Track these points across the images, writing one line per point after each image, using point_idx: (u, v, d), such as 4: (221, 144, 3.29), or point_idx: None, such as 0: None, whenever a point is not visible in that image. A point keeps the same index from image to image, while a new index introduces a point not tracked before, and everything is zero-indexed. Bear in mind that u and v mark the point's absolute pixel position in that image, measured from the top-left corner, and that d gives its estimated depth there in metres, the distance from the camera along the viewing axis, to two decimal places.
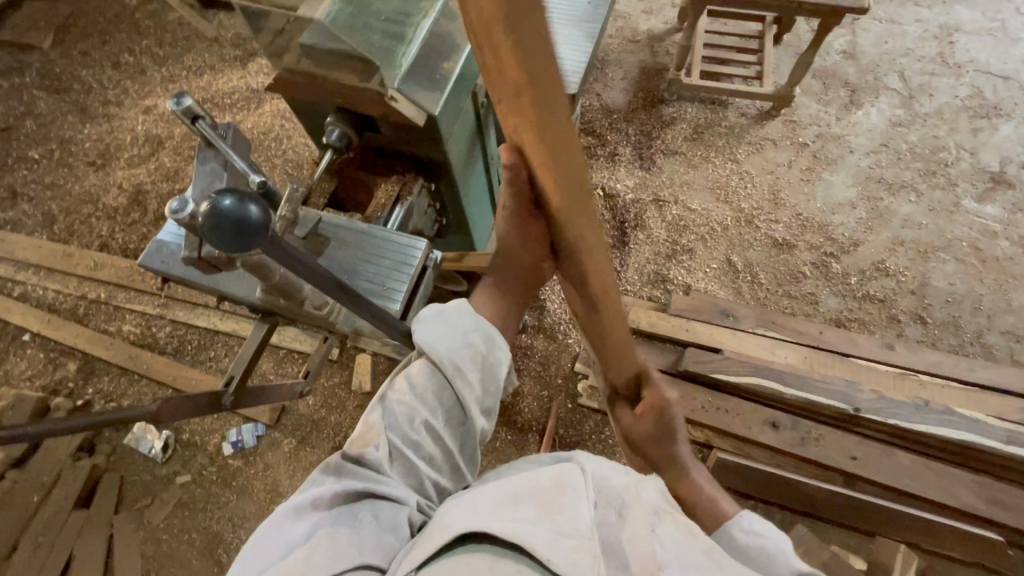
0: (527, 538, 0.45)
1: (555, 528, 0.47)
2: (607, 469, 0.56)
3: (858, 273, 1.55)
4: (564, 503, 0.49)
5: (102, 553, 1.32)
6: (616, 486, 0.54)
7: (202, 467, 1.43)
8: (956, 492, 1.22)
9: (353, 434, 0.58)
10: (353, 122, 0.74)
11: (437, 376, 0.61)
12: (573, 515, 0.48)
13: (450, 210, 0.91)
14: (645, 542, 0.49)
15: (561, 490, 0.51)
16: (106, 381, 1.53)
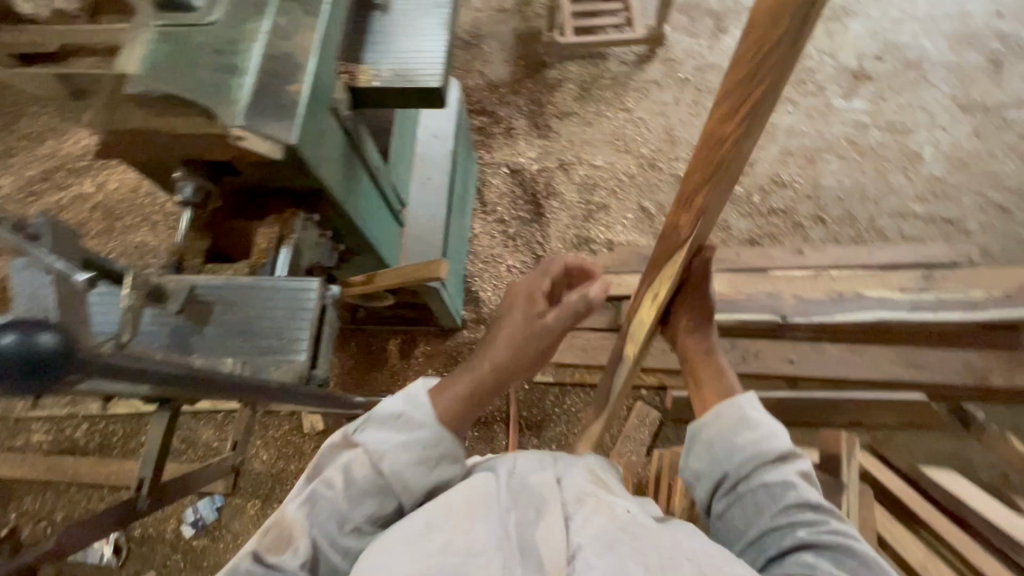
0: (434, 572, 0.49)
1: (463, 549, 0.51)
2: (530, 469, 0.61)
3: (759, 191, 1.63)
4: (468, 524, 0.54)
5: None
6: (536, 484, 0.58)
7: (166, 558, 1.34)
8: (882, 367, 1.32)
9: (271, 530, 0.58)
10: (207, 173, 0.70)
11: (376, 479, 0.61)
12: (480, 534, 0.53)
13: (345, 233, 0.88)
14: (557, 540, 0.53)
15: (472, 510, 0.55)
16: (30, 501, 1.39)
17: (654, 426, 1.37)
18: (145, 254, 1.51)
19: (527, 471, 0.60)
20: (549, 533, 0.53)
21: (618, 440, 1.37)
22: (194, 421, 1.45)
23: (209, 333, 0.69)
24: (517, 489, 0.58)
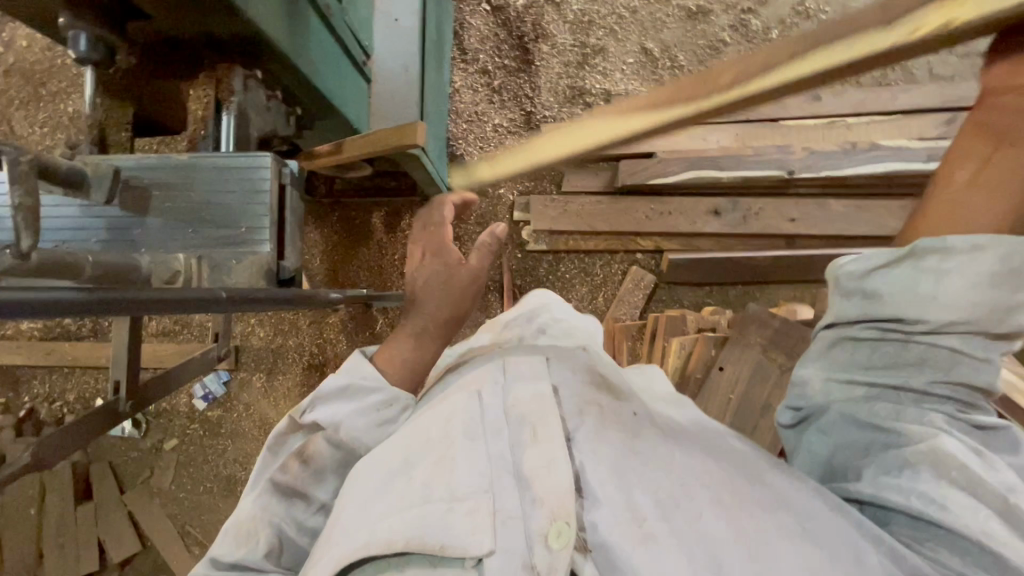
0: (417, 532, 0.48)
1: (445, 496, 0.50)
2: (517, 388, 0.59)
3: (779, 24, 1.42)
4: (446, 462, 0.53)
5: (131, 527, 1.37)
6: (522, 415, 0.56)
7: (185, 427, 1.41)
8: (885, 221, 1.29)
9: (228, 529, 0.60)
10: (101, 21, 0.56)
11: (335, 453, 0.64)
12: (460, 476, 0.51)
13: (301, 95, 0.76)
14: (554, 475, 0.50)
15: (452, 444, 0.54)
16: (38, 384, 1.42)
17: (648, 289, 1.37)
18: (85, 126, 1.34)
19: (519, 394, 0.58)
20: (540, 462, 0.52)
21: (613, 304, 1.37)
22: None
23: (154, 224, 0.66)
24: (502, 416, 0.57)
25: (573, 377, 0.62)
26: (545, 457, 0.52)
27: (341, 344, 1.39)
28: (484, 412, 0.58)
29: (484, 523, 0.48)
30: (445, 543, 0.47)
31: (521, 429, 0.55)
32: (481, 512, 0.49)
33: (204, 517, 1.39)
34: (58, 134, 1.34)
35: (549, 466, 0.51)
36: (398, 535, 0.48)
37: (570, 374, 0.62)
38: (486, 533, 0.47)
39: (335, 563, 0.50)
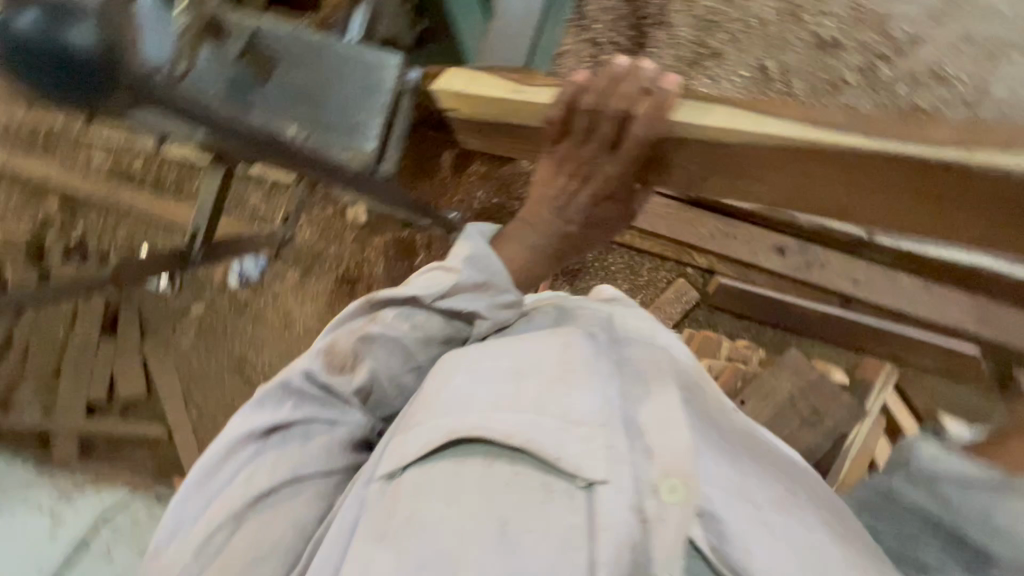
0: (536, 438, 0.52)
1: (563, 415, 0.54)
2: (633, 351, 0.64)
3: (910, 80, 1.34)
4: (567, 383, 0.56)
5: (142, 374, 1.44)
6: (637, 371, 0.62)
7: (214, 298, 1.47)
8: (950, 311, 1.24)
9: (322, 358, 0.61)
10: None
11: (435, 321, 0.64)
12: (579, 401, 0.55)
13: None
14: (673, 434, 0.54)
15: (580, 373, 0.57)
16: (92, 217, 1.48)
17: (688, 305, 1.34)
18: None
19: (633, 355, 0.64)
20: (653, 420, 0.56)
21: (649, 308, 1.34)
22: (245, 184, 1.47)
23: (269, 92, 0.65)
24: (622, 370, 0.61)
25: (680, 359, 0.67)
26: (661, 417, 0.56)
27: (377, 266, 1.41)
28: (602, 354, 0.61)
29: (603, 453, 0.52)
30: (568, 459, 0.51)
31: (635, 389, 0.60)
32: (598, 441, 0.52)
33: (209, 386, 1.45)
34: None
35: (667, 428, 0.55)
36: (518, 431, 0.52)
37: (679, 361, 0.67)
38: (606, 464, 0.51)
39: (441, 434, 0.52)
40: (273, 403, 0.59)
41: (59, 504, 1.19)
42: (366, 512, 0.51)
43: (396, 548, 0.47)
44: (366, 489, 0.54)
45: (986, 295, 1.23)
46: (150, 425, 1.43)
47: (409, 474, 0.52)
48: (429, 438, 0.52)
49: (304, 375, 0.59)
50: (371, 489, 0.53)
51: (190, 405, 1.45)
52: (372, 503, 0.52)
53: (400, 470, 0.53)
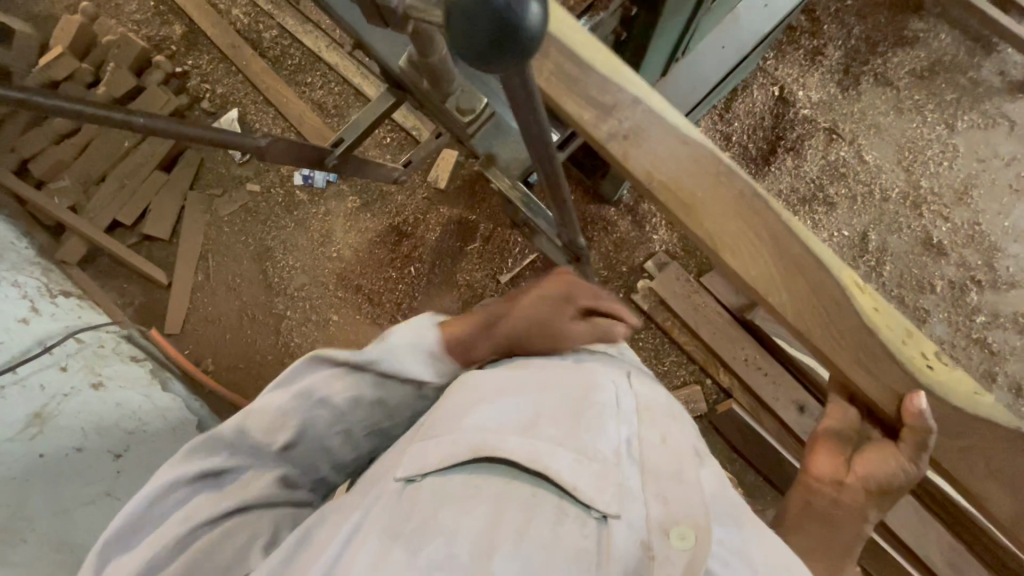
0: (551, 462, 0.50)
1: (580, 450, 0.52)
2: (646, 395, 0.62)
3: (990, 315, 1.34)
4: (589, 421, 0.55)
5: (174, 219, 1.44)
6: (650, 411, 0.60)
7: (273, 185, 1.47)
8: (931, 547, 1.17)
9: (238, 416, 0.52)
10: None
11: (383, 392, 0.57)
12: (598, 441, 0.53)
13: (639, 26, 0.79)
14: (690, 484, 0.51)
15: (595, 413, 0.55)
16: (205, 59, 1.49)
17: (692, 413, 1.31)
18: None
19: (647, 398, 0.62)
20: (666, 465, 0.53)
21: None
22: (352, 97, 1.47)
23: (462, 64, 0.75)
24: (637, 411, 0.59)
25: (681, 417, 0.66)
26: (674, 465, 0.53)
27: (432, 233, 1.42)
28: (619, 397, 0.59)
29: (617, 488, 0.49)
30: (586, 491, 0.48)
31: (648, 432, 0.56)
32: (613, 478, 0.50)
33: (225, 259, 1.45)
34: None
35: (678, 478, 0.51)
36: (533, 454, 0.50)
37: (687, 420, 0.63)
38: (619, 498, 0.49)
39: (465, 449, 0.51)
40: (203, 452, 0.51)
41: (42, 298, 1.18)
42: (381, 509, 0.47)
43: (408, 546, 0.44)
44: (377, 487, 0.50)
45: (975, 550, 1.17)
46: (155, 268, 1.43)
47: (431, 482, 0.49)
48: (449, 447, 0.51)
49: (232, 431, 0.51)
50: (382, 489, 0.50)
51: (199, 269, 1.45)
52: (375, 500, 0.49)
53: (418, 475, 0.50)
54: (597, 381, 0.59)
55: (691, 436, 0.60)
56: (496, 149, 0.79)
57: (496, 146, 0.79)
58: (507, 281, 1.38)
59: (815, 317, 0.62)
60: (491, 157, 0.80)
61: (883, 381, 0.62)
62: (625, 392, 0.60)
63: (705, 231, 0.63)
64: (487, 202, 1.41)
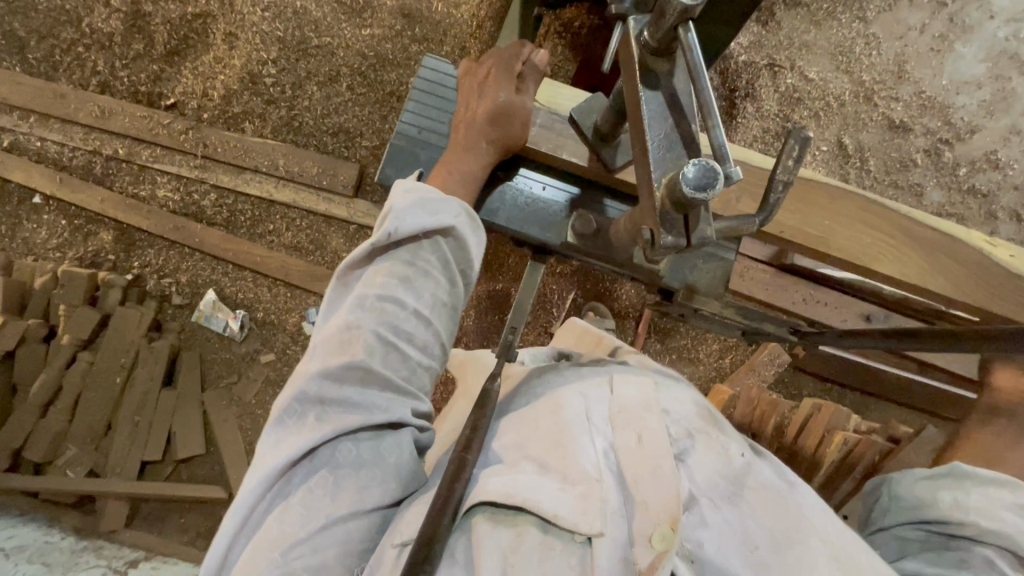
0: (529, 494, 0.49)
1: (563, 477, 0.50)
2: (624, 388, 0.58)
3: (969, 164, 1.44)
4: (565, 442, 0.53)
5: (202, 428, 1.31)
6: (639, 406, 0.56)
7: (286, 346, 1.34)
8: None
9: (358, 290, 0.58)
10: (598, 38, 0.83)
11: (392, 266, 0.59)
12: (577, 460, 0.51)
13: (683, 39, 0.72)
14: (664, 482, 0.49)
15: (567, 434, 0.53)
16: (152, 254, 1.35)
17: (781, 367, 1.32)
18: (307, 25, 1.32)
19: (628, 392, 0.58)
20: (643, 469, 0.51)
21: (741, 370, 1.34)
22: (325, 224, 1.33)
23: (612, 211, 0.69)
24: (622, 411, 0.56)
25: (684, 403, 0.59)
26: (650, 465, 0.51)
27: (467, 319, 1.35)
28: (595, 405, 0.56)
29: (600, 509, 0.48)
30: (566, 519, 0.47)
31: (624, 433, 0.54)
32: (593, 496, 0.49)
33: None
34: (275, 22, 1.33)
35: (654, 477, 0.50)
36: (517, 494, 0.49)
37: (683, 398, 0.60)
38: (600, 517, 0.47)
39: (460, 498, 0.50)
40: (297, 418, 0.53)
41: None
42: None
43: None
44: None
45: None
46: (207, 487, 1.29)
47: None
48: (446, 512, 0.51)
49: (320, 377, 0.54)
50: None
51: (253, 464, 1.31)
52: None
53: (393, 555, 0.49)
54: (578, 397, 0.57)
55: (686, 416, 0.57)
56: (690, 274, 0.70)
57: (690, 272, 0.70)
58: (561, 331, 1.33)
59: (941, 268, 0.76)
60: (689, 287, 0.70)
61: (999, 295, 0.76)
62: (609, 396, 0.58)
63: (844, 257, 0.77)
64: (506, 264, 1.32)
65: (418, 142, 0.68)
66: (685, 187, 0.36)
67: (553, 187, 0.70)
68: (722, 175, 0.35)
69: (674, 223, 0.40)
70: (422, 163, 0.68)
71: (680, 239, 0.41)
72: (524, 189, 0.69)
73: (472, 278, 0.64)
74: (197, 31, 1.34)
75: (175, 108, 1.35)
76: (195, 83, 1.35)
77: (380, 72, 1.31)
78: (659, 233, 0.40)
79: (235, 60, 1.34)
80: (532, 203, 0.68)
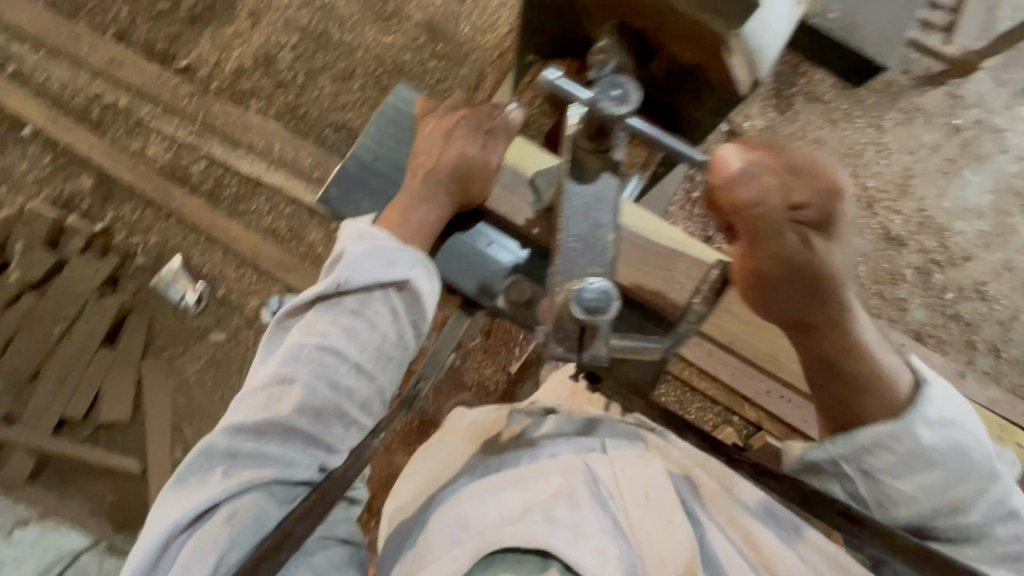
0: (554, 543, 0.56)
1: (576, 530, 0.58)
2: (621, 461, 0.67)
3: (956, 291, 1.37)
4: (573, 503, 0.61)
5: (132, 395, 1.26)
6: (636, 478, 0.65)
7: (239, 329, 1.30)
8: None
9: (291, 337, 0.61)
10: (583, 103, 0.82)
11: (334, 322, 0.61)
12: (585, 521, 0.60)
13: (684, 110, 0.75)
14: (663, 542, 0.60)
15: (572, 499, 0.62)
16: (127, 209, 1.32)
17: None
18: (332, 18, 1.33)
19: (625, 470, 0.66)
20: (652, 530, 0.61)
21: None
22: (306, 215, 1.31)
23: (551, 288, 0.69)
24: (625, 484, 0.64)
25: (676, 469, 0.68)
26: (655, 524, 0.61)
27: None
28: (596, 478, 0.65)
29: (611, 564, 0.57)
30: (586, 567, 0.56)
31: (630, 498, 0.63)
32: (605, 555, 0.58)
33: (204, 425, 1.27)
34: (301, 9, 1.33)
35: (653, 533, 0.61)
36: (536, 538, 0.56)
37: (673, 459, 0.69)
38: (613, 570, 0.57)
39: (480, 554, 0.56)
40: (204, 470, 0.56)
41: None
42: None
43: None
44: None
45: None
46: (123, 457, 1.23)
47: None
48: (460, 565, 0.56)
49: (234, 432, 0.57)
50: None
51: (175, 443, 1.26)
52: None
53: None
54: (575, 465, 0.66)
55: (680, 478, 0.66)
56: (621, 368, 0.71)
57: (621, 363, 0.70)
58: (518, 373, 1.28)
59: None
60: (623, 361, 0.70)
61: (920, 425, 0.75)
62: (603, 466, 0.66)
63: (806, 270, 0.72)
64: None
65: (371, 168, 0.70)
66: (578, 307, 0.44)
67: (500, 246, 0.69)
68: (607, 309, 0.44)
69: (571, 338, 0.47)
70: (368, 192, 0.70)
71: (574, 351, 0.48)
72: (469, 247, 0.69)
73: (423, 332, 0.64)
74: (225, 2, 1.35)
75: (185, 71, 1.34)
76: (210, 52, 1.34)
77: (393, 78, 1.31)
78: (553, 341, 0.48)
79: (254, 37, 1.34)
80: (476, 261, 0.69)
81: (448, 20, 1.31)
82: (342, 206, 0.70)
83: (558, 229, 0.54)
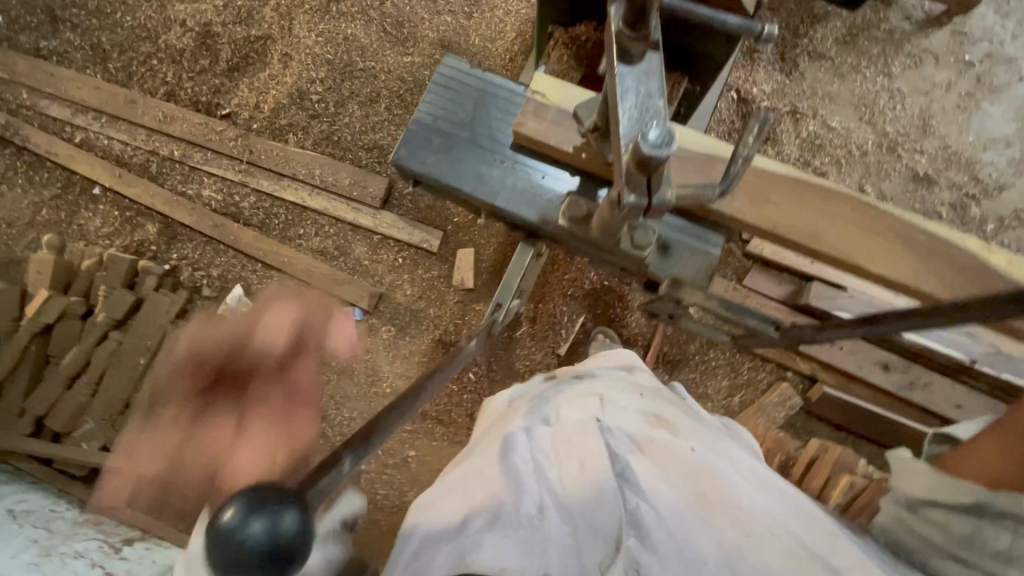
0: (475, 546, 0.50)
1: (499, 517, 0.53)
2: (564, 432, 0.61)
3: (997, 221, 1.36)
4: (504, 486, 0.56)
5: None
6: (578, 443, 0.60)
7: None
8: None
9: None
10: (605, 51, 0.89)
11: None
12: (514, 502, 0.54)
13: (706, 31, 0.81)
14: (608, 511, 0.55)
15: (503, 485, 0.56)
16: (190, 248, 1.44)
17: (791, 411, 1.25)
18: (355, 50, 1.44)
19: (568, 439, 0.60)
20: (587, 499, 0.55)
21: (749, 410, 1.26)
22: (351, 232, 1.41)
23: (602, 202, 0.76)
24: (569, 454, 0.59)
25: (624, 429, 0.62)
26: (593, 493, 0.56)
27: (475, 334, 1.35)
28: (532, 451, 0.60)
29: (538, 547, 0.51)
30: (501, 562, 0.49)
31: (570, 469, 0.58)
32: (525, 539, 0.51)
33: None
34: (326, 47, 1.46)
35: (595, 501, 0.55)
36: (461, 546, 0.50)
37: (621, 419, 0.63)
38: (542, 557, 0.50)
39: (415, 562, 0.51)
40: None
41: (108, 556, 1.07)
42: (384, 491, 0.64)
43: None
44: None
45: None
46: None
47: None
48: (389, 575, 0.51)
49: None
50: None
51: None
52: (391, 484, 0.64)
53: None
54: (507, 441, 0.60)
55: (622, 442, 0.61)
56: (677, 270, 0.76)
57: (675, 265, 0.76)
58: (568, 353, 1.33)
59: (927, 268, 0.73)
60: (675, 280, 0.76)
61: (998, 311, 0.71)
62: (543, 437, 0.61)
63: None
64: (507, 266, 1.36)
65: (434, 129, 0.77)
66: (645, 147, 0.47)
67: (552, 176, 0.76)
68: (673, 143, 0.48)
69: (638, 184, 0.52)
70: (434, 148, 0.76)
71: (642, 198, 0.53)
72: (524, 178, 0.76)
73: None
74: (258, 51, 1.48)
75: (229, 117, 1.48)
76: (249, 97, 1.47)
77: (416, 96, 1.41)
78: (625, 192, 0.52)
79: (287, 78, 1.46)
80: (533, 190, 0.75)
81: (460, 37, 1.41)
82: (410, 162, 0.76)
83: (614, 101, 0.54)
